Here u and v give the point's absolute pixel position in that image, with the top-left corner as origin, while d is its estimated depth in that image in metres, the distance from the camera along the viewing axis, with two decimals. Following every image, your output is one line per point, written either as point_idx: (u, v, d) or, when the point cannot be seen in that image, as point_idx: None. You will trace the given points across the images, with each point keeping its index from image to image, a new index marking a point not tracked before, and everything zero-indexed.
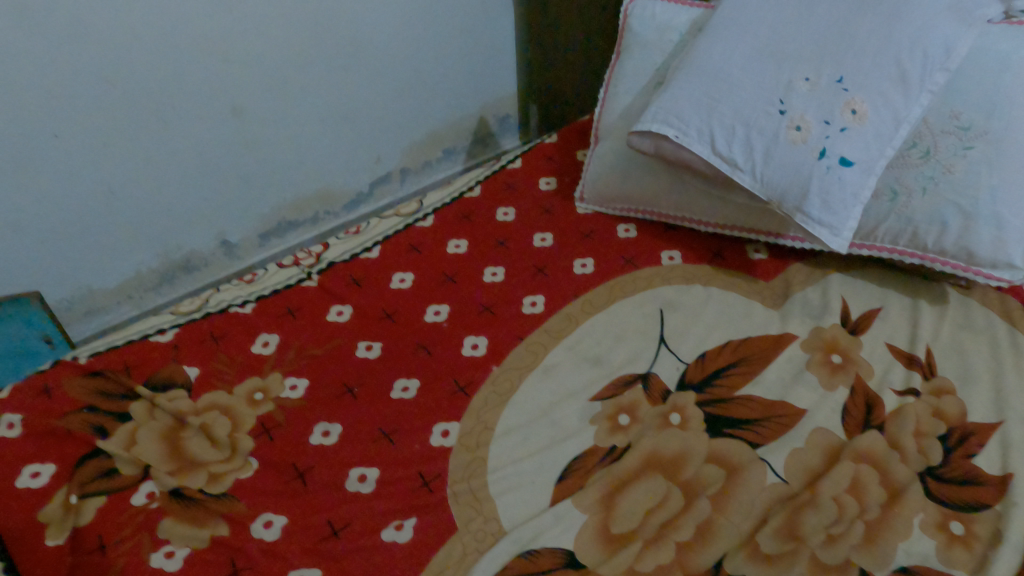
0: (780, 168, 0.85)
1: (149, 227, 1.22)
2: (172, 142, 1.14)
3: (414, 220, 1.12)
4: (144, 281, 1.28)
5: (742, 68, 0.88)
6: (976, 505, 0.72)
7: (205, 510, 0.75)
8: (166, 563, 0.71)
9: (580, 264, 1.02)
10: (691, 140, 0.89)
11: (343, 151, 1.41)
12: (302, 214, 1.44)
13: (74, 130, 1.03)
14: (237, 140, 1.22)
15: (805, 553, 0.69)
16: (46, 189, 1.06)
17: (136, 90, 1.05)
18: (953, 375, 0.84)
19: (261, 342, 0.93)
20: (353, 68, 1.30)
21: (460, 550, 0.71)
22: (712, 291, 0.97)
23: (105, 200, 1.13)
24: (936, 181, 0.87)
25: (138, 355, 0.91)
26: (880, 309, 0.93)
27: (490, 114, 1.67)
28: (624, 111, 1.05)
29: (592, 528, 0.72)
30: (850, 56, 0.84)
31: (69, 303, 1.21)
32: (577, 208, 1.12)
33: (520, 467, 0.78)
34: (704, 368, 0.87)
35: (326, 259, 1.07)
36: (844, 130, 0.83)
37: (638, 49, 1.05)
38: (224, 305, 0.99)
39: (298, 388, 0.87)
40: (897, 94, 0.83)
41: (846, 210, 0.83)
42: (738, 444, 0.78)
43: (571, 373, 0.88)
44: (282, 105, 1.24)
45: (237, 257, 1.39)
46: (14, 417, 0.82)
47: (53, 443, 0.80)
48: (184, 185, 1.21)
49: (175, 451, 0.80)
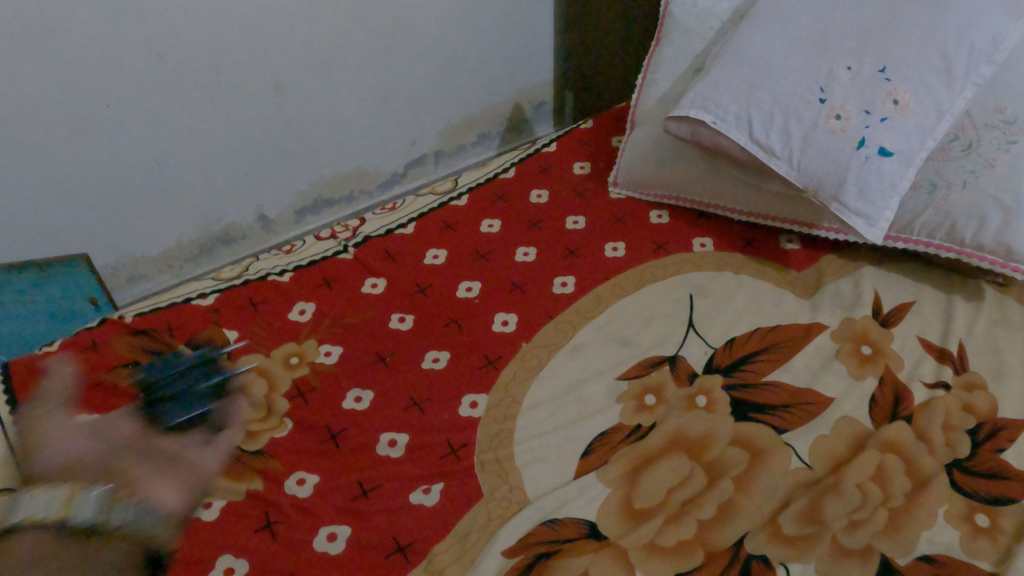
0: (818, 156, 0.84)
1: (191, 197, 1.25)
2: (216, 117, 1.18)
3: (449, 199, 1.14)
4: (185, 252, 1.32)
5: (784, 56, 0.88)
6: (1003, 499, 0.72)
7: (242, 465, 0.78)
8: (204, 513, 0.74)
9: (611, 247, 1.03)
10: (728, 126, 0.89)
11: (379, 131, 1.43)
12: (338, 192, 1.47)
13: (125, 100, 1.06)
14: (277, 116, 1.25)
15: (827, 537, 0.70)
16: (95, 155, 1.09)
17: (183, 63, 1.08)
18: (984, 370, 0.83)
19: (298, 310, 0.96)
20: (394, 50, 1.32)
21: (484, 516, 0.73)
22: (742, 279, 0.97)
23: (150, 170, 1.16)
24: (977, 175, 0.86)
25: (179, 316, 0.95)
26: (913, 303, 0.92)
27: (526, 100, 1.68)
28: (662, 97, 1.05)
29: (615, 502, 0.74)
30: (894, 46, 0.84)
31: (114, 268, 1.25)
32: (610, 192, 1.13)
33: (546, 440, 0.80)
34: (731, 353, 0.88)
35: (362, 233, 1.09)
36: (885, 120, 0.83)
37: (678, 36, 1.05)
38: (263, 274, 1.02)
39: (332, 354, 0.90)
40: (940, 85, 0.82)
41: (883, 201, 0.83)
42: (762, 428, 0.79)
43: (599, 352, 0.89)
44: (324, 84, 1.27)
45: (273, 231, 1.42)
46: (65, 369, 0.87)
47: (102, 395, 0.84)
48: (226, 157, 1.24)
49: (216, 408, 0.83)
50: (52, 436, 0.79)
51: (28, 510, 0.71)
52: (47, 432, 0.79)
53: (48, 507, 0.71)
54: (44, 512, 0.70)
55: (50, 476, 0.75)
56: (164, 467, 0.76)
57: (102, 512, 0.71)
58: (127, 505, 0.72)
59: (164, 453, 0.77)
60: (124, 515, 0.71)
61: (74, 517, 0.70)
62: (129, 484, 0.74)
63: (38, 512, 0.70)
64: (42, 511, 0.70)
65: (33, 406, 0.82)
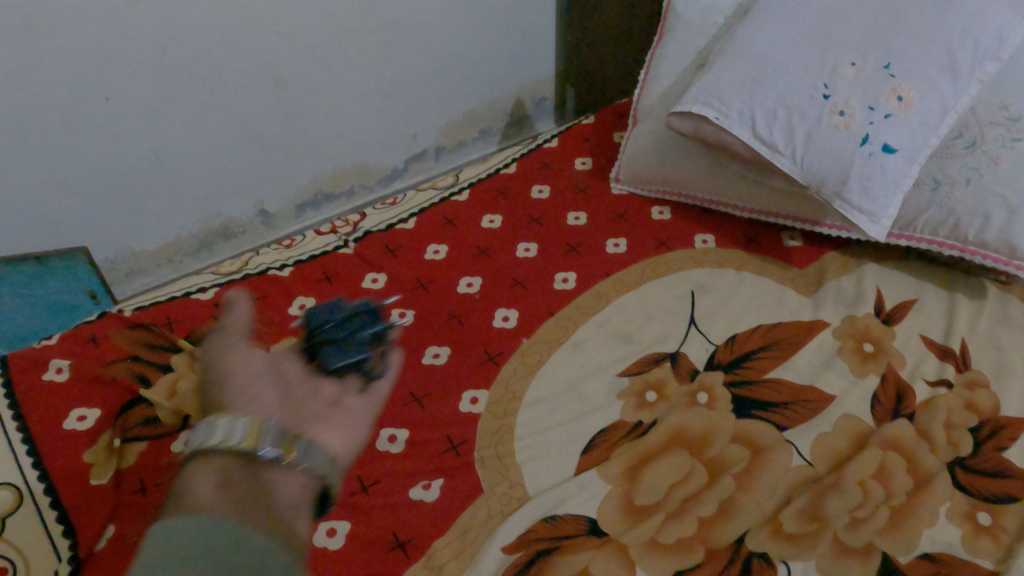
0: (821, 153, 0.84)
1: (190, 191, 1.24)
2: (216, 111, 1.17)
3: (450, 194, 1.14)
4: (185, 246, 1.32)
5: (787, 52, 0.88)
6: (1005, 498, 0.72)
7: None
8: None
9: (613, 243, 1.03)
10: (731, 122, 0.89)
11: (381, 126, 1.43)
12: (338, 187, 1.46)
13: (125, 93, 1.05)
14: (277, 110, 1.24)
15: (828, 535, 0.69)
16: (95, 149, 1.08)
17: (184, 56, 1.07)
18: (987, 369, 0.83)
19: (298, 305, 0.96)
20: (395, 44, 1.32)
21: (484, 513, 0.73)
22: (744, 276, 0.97)
23: (149, 164, 1.16)
24: (981, 172, 0.85)
25: (178, 310, 0.95)
26: (915, 301, 0.92)
27: (527, 95, 1.67)
28: (664, 93, 1.05)
29: (616, 499, 0.73)
30: (898, 42, 0.83)
31: (113, 263, 1.24)
32: (612, 188, 1.12)
33: (546, 437, 0.80)
34: (733, 349, 0.87)
35: (363, 228, 1.09)
36: (889, 117, 0.82)
37: (681, 32, 1.05)
38: (263, 269, 1.02)
39: None
40: (945, 81, 0.82)
41: (887, 198, 0.83)
42: (764, 426, 0.79)
43: (600, 349, 0.89)
44: (325, 78, 1.26)
45: (273, 226, 1.42)
46: (62, 363, 0.85)
47: (98, 388, 0.83)
48: (226, 152, 1.23)
49: None
50: (244, 378, 0.68)
51: (225, 437, 0.60)
52: (238, 375, 0.69)
53: (240, 433, 0.60)
54: (238, 439, 0.60)
55: (239, 412, 0.65)
56: (324, 413, 0.67)
57: (281, 445, 0.60)
58: (303, 442, 0.62)
59: (327, 396, 0.70)
60: (299, 454, 0.60)
61: (256, 447, 0.59)
62: (299, 421, 0.65)
63: (231, 438, 0.60)
64: (236, 438, 0.59)
65: (216, 338, 0.70)
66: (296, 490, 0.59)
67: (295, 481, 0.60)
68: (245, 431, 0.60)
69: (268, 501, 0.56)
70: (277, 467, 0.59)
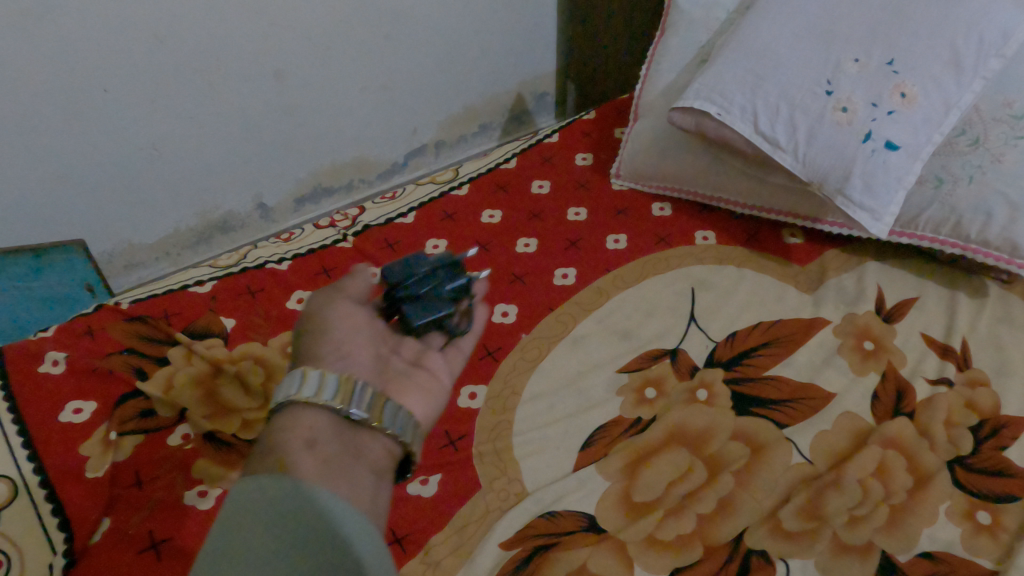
0: (823, 149, 0.83)
1: (189, 185, 1.24)
2: (215, 104, 1.16)
3: (449, 189, 1.13)
4: (183, 239, 1.31)
5: (790, 47, 0.87)
6: (1005, 497, 0.72)
7: (237, 454, 0.78)
8: (200, 501, 0.73)
9: (613, 239, 1.02)
10: (733, 118, 0.88)
11: (381, 120, 1.42)
12: (338, 181, 1.46)
13: (123, 85, 1.04)
14: (277, 103, 1.24)
15: (828, 533, 0.69)
16: (92, 140, 1.07)
17: (183, 48, 1.06)
18: (987, 367, 0.83)
19: (296, 299, 0.96)
20: (396, 38, 1.31)
21: (482, 508, 0.73)
22: (745, 272, 0.97)
23: (148, 156, 1.15)
24: (984, 170, 0.85)
25: (176, 303, 0.94)
26: (916, 299, 0.92)
27: (528, 91, 1.67)
28: (666, 88, 1.05)
29: (614, 495, 0.73)
30: (902, 39, 0.83)
31: (110, 255, 1.24)
32: (612, 184, 1.11)
33: (545, 433, 0.79)
34: (733, 346, 0.87)
35: (362, 222, 1.09)
36: (892, 113, 0.82)
37: (684, 27, 1.05)
38: (261, 262, 1.02)
39: None
40: (949, 78, 0.81)
41: (889, 195, 0.82)
42: (763, 423, 0.78)
43: (599, 345, 0.88)
44: (325, 71, 1.26)
45: (272, 220, 1.42)
46: (58, 355, 0.85)
47: (95, 381, 0.83)
48: (225, 145, 1.23)
49: (210, 396, 0.82)
50: (340, 324, 0.61)
51: (305, 389, 0.52)
52: (336, 320, 0.61)
53: (331, 390, 0.52)
54: (329, 396, 0.52)
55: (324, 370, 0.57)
56: (410, 371, 0.60)
57: (372, 409, 0.53)
58: (394, 406, 0.54)
59: (408, 352, 0.63)
60: (392, 423, 0.53)
61: (348, 409, 0.51)
62: (391, 385, 0.58)
63: (315, 393, 0.52)
64: (322, 394, 0.52)
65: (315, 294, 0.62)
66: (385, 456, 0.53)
67: (385, 452, 0.53)
68: (336, 389, 0.52)
69: (357, 471, 0.49)
70: (365, 431, 0.53)
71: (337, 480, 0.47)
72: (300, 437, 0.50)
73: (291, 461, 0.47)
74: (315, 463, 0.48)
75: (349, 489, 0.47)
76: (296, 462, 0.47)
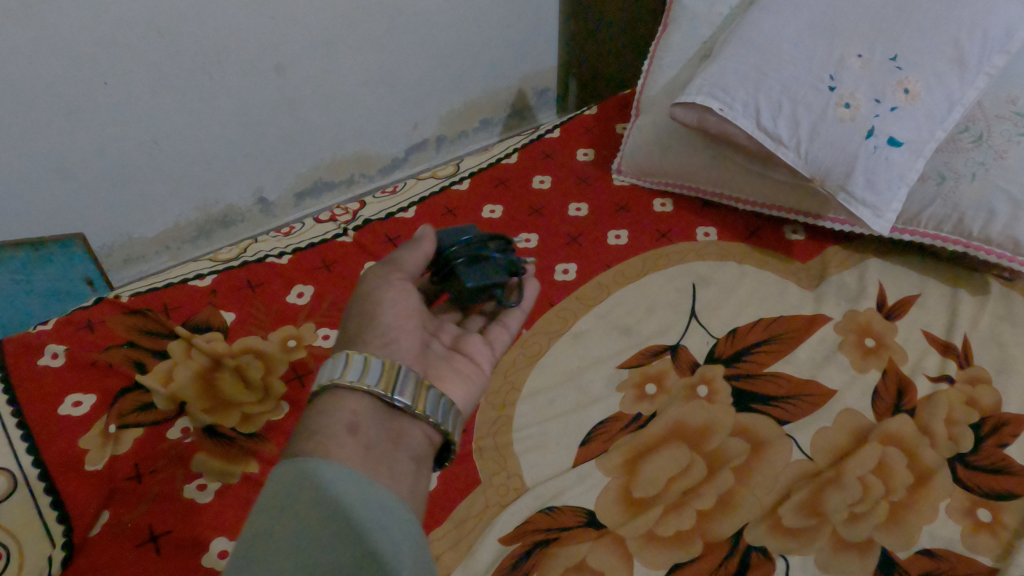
0: (826, 145, 0.83)
1: (189, 178, 1.23)
2: (215, 97, 1.16)
3: (450, 183, 1.13)
4: (183, 233, 1.31)
5: (793, 43, 0.87)
6: (1005, 494, 0.71)
7: (236, 447, 0.77)
8: (199, 494, 0.73)
9: (614, 234, 1.02)
10: (735, 113, 0.87)
11: (381, 115, 1.42)
12: (339, 176, 1.45)
13: (123, 78, 1.04)
14: (277, 97, 1.23)
15: (828, 529, 0.69)
16: (92, 133, 1.07)
17: (183, 41, 1.06)
18: (989, 365, 0.82)
19: (296, 293, 0.95)
20: (397, 32, 1.30)
21: (482, 503, 0.73)
22: (746, 269, 0.96)
23: (148, 149, 1.15)
24: (987, 167, 0.84)
25: (176, 297, 0.94)
26: (918, 297, 0.91)
27: (529, 86, 1.66)
28: (668, 83, 1.04)
29: (614, 491, 0.73)
30: (906, 35, 0.83)
31: (110, 249, 1.24)
32: (613, 179, 1.11)
33: (545, 428, 0.79)
34: (734, 343, 0.87)
35: (362, 216, 1.08)
36: (895, 109, 0.81)
37: (686, 22, 1.04)
38: (261, 256, 1.01)
39: (330, 338, 0.89)
40: (952, 75, 0.81)
41: (891, 192, 0.82)
42: (764, 420, 0.78)
43: (599, 341, 0.88)
44: (325, 65, 1.25)
45: (272, 215, 1.41)
46: (58, 348, 0.85)
47: (94, 374, 0.83)
48: (226, 139, 1.22)
49: (210, 390, 0.81)
50: (390, 305, 0.64)
51: (349, 372, 0.56)
52: (388, 302, 0.64)
53: (374, 374, 0.56)
54: (372, 381, 0.55)
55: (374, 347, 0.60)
56: (450, 357, 0.65)
57: (414, 397, 0.56)
58: (434, 394, 0.58)
59: (448, 337, 0.68)
60: (433, 412, 0.57)
61: (390, 395, 0.55)
62: (431, 370, 0.62)
63: (359, 376, 0.55)
64: (366, 378, 0.55)
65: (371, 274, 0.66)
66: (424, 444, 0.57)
67: (423, 438, 0.57)
68: (379, 374, 0.56)
69: (398, 457, 0.53)
70: (405, 417, 0.57)
71: (379, 468, 0.50)
72: (343, 419, 0.54)
73: (338, 443, 0.51)
74: (358, 449, 0.51)
75: (390, 479, 0.50)
76: (345, 448, 0.51)
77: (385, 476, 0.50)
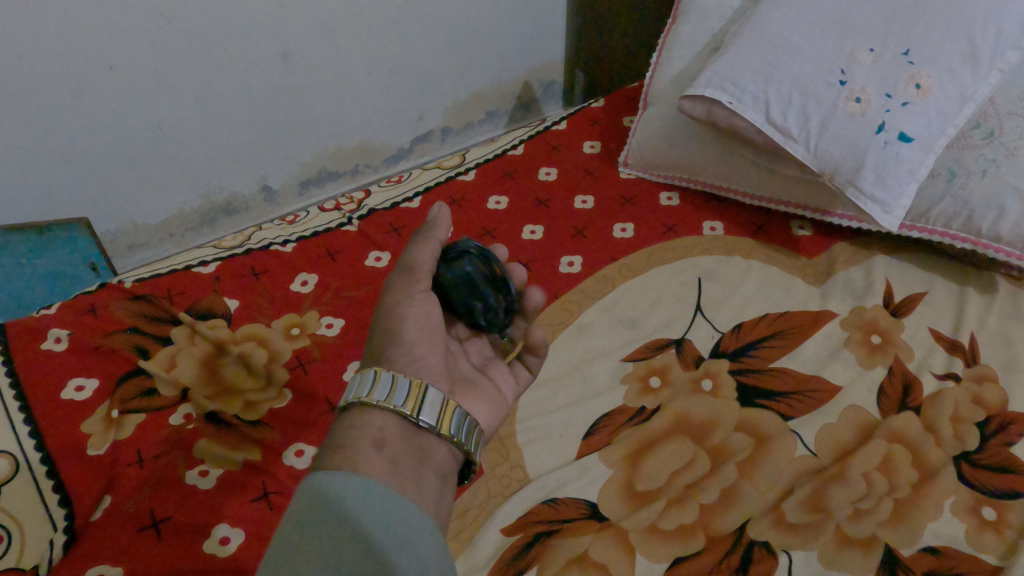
0: (835, 139, 0.82)
1: (194, 166, 1.23)
2: (220, 84, 1.15)
3: (456, 174, 1.12)
4: (187, 221, 1.31)
5: (804, 35, 0.86)
6: (1009, 493, 0.71)
7: (239, 435, 0.77)
8: (200, 481, 0.72)
9: (620, 227, 1.02)
10: (745, 107, 0.87)
11: (388, 105, 1.41)
12: (343, 165, 1.45)
13: (127, 62, 1.03)
14: (283, 85, 1.23)
15: (830, 526, 0.68)
16: (96, 118, 1.06)
17: (189, 27, 1.05)
18: (996, 364, 0.82)
19: (300, 281, 0.95)
20: (403, 21, 1.29)
21: (485, 492, 0.73)
22: (753, 264, 0.96)
23: (152, 135, 1.14)
24: (998, 164, 0.84)
25: (180, 283, 0.94)
26: (925, 294, 0.91)
27: (535, 78, 1.65)
28: (677, 76, 1.04)
29: (617, 484, 0.73)
30: (919, 29, 0.82)
31: (114, 235, 1.23)
32: (620, 172, 1.11)
33: (549, 420, 0.79)
34: (738, 338, 0.86)
35: (367, 206, 1.08)
36: (906, 105, 0.80)
37: (696, 14, 1.04)
38: (266, 244, 1.01)
39: (334, 326, 0.89)
40: (965, 70, 0.80)
41: (901, 187, 0.81)
42: (769, 415, 0.78)
43: (604, 333, 0.88)
44: (331, 53, 1.24)
45: (277, 204, 1.41)
46: (61, 332, 0.85)
47: (97, 359, 0.82)
48: (229, 126, 1.22)
49: (213, 376, 0.81)
50: (415, 322, 0.62)
51: (376, 392, 0.56)
52: (410, 322, 0.62)
53: (401, 395, 0.56)
54: (399, 402, 0.55)
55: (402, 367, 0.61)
56: (476, 378, 0.67)
57: (439, 418, 0.56)
58: (459, 413, 0.58)
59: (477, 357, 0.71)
60: (457, 432, 0.57)
61: (416, 416, 0.55)
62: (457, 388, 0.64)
63: (385, 397, 0.55)
64: (392, 398, 0.55)
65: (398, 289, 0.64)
66: (448, 461, 0.57)
67: (449, 455, 0.58)
68: (406, 394, 0.56)
69: (423, 473, 0.53)
70: (430, 435, 0.57)
71: (405, 484, 0.51)
72: (370, 434, 0.54)
73: (361, 460, 0.51)
74: (383, 465, 0.51)
75: (415, 494, 0.51)
76: (369, 462, 0.51)
77: (411, 492, 0.50)
